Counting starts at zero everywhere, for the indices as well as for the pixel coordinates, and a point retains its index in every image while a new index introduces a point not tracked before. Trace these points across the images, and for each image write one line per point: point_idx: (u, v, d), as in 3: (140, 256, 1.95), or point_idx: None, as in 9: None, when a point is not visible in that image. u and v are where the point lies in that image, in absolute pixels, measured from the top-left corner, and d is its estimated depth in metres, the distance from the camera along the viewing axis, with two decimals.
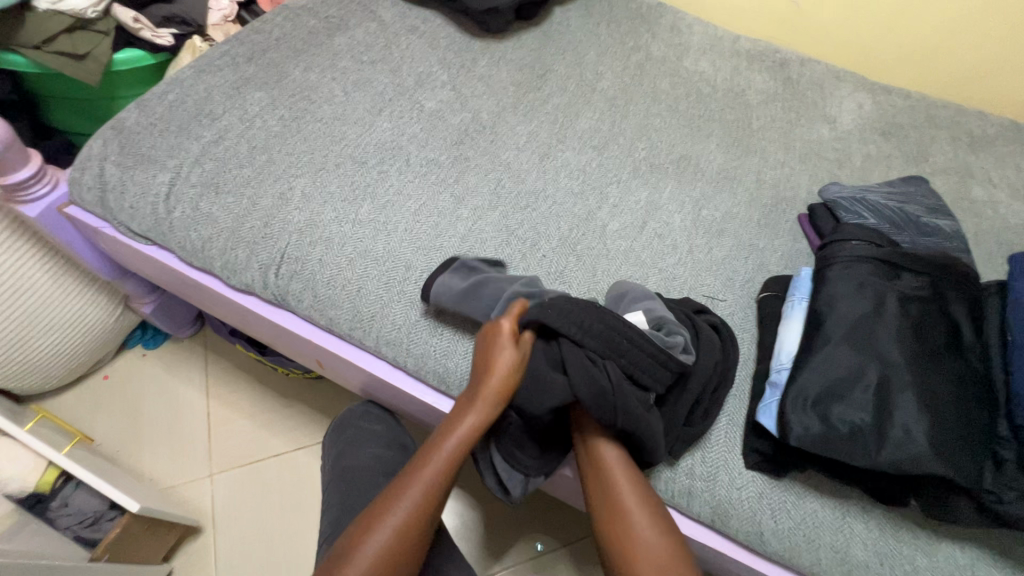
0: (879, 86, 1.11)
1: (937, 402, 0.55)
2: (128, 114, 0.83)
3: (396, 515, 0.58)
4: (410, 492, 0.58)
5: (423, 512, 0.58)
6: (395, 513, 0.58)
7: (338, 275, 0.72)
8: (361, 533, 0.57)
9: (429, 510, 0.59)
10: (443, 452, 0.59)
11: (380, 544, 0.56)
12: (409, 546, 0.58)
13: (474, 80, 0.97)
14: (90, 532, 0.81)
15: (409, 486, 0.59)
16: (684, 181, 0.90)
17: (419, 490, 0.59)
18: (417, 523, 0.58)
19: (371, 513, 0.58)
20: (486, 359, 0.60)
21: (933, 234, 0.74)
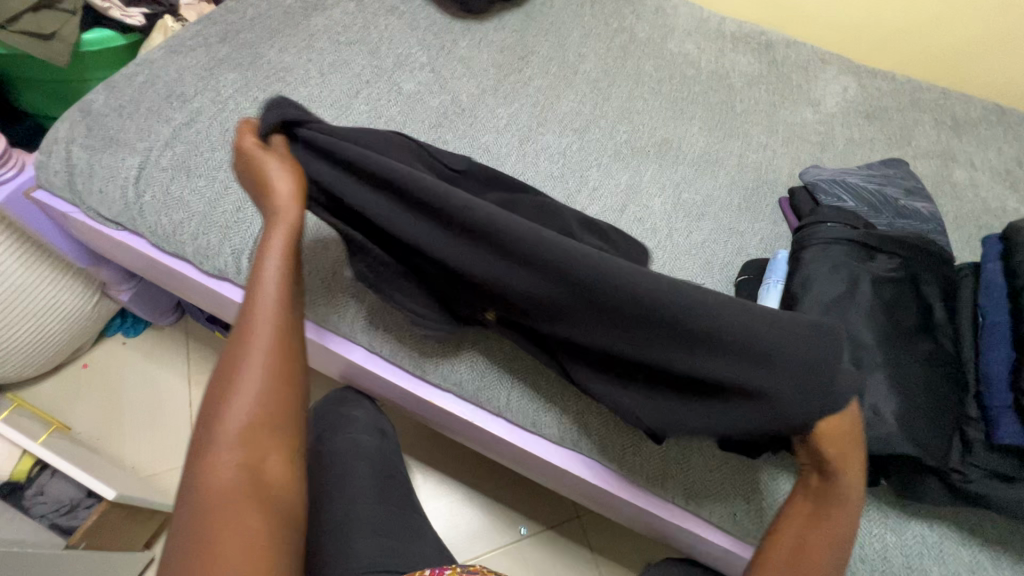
0: (864, 69, 1.10)
1: (908, 383, 0.56)
2: (97, 96, 0.81)
3: (254, 367, 0.51)
4: (258, 341, 0.52)
5: (284, 347, 0.53)
6: (252, 361, 0.51)
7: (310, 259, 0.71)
8: (214, 404, 0.50)
9: (289, 346, 0.54)
10: (269, 278, 0.53)
11: (246, 400, 0.50)
12: (277, 402, 0.52)
13: (454, 61, 0.96)
14: (66, 519, 0.80)
15: (254, 332, 0.52)
16: (665, 165, 0.89)
17: (270, 329, 0.52)
18: (280, 368, 0.53)
19: (221, 374, 0.51)
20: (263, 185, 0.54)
21: (911, 217, 0.74)
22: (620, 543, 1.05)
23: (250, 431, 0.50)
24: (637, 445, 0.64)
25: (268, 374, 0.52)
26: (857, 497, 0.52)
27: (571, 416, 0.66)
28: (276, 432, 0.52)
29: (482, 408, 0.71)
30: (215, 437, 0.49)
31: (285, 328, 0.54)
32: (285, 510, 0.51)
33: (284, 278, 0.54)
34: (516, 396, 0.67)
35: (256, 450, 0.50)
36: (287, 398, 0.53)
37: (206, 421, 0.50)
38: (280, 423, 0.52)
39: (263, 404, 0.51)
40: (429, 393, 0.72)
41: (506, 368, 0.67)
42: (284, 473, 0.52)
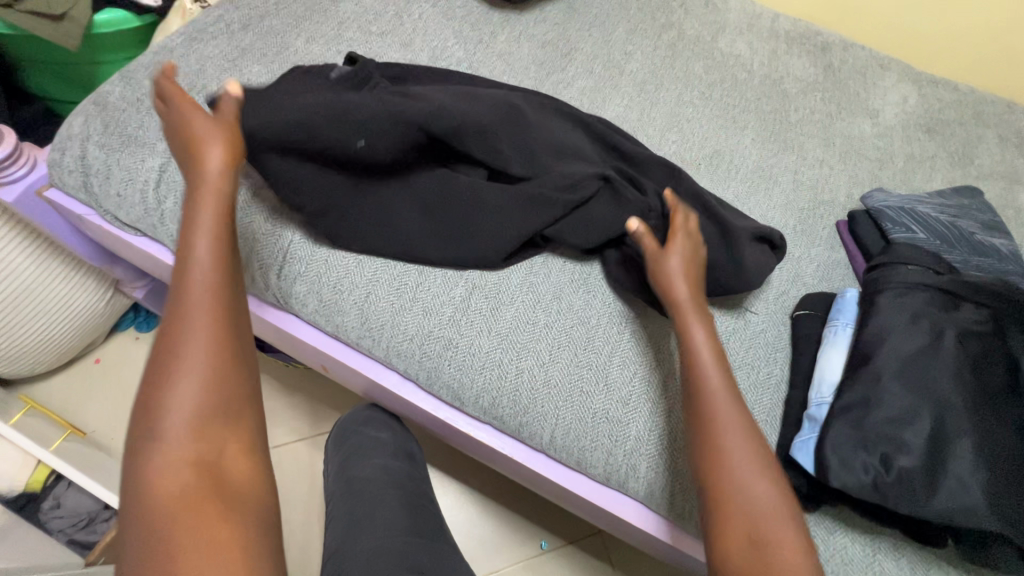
0: (925, 77, 1.03)
1: (997, 451, 0.51)
2: (112, 88, 0.75)
3: (192, 373, 0.43)
4: (186, 339, 0.44)
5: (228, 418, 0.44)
6: (181, 388, 0.42)
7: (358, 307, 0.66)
8: (145, 427, 0.41)
9: (227, 355, 0.45)
10: (198, 271, 0.47)
11: (178, 441, 0.41)
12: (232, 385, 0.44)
13: (492, 57, 0.89)
14: (84, 535, 0.77)
15: (178, 329, 0.44)
16: (716, 180, 0.84)
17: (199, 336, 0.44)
18: (224, 379, 0.44)
19: (142, 417, 0.42)
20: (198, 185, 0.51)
21: (988, 253, 0.69)
22: (640, 562, 1.03)
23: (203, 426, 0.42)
24: (686, 490, 0.61)
25: (201, 409, 0.42)
26: (700, 330, 0.57)
27: (618, 456, 0.62)
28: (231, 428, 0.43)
29: (523, 442, 0.67)
30: (162, 447, 0.41)
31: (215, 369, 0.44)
32: (269, 524, 0.42)
33: (208, 269, 0.47)
34: (561, 432, 0.63)
35: (184, 515, 0.38)
36: (233, 426, 0.43)
37: (139, 452, 0.41)
38: (230, 466, 0.42)
39: (203, 431, 0.42)
40: (467, 425, 0.68)
41: (548, 402, 0.63)
42: (268, 518, 0.42)
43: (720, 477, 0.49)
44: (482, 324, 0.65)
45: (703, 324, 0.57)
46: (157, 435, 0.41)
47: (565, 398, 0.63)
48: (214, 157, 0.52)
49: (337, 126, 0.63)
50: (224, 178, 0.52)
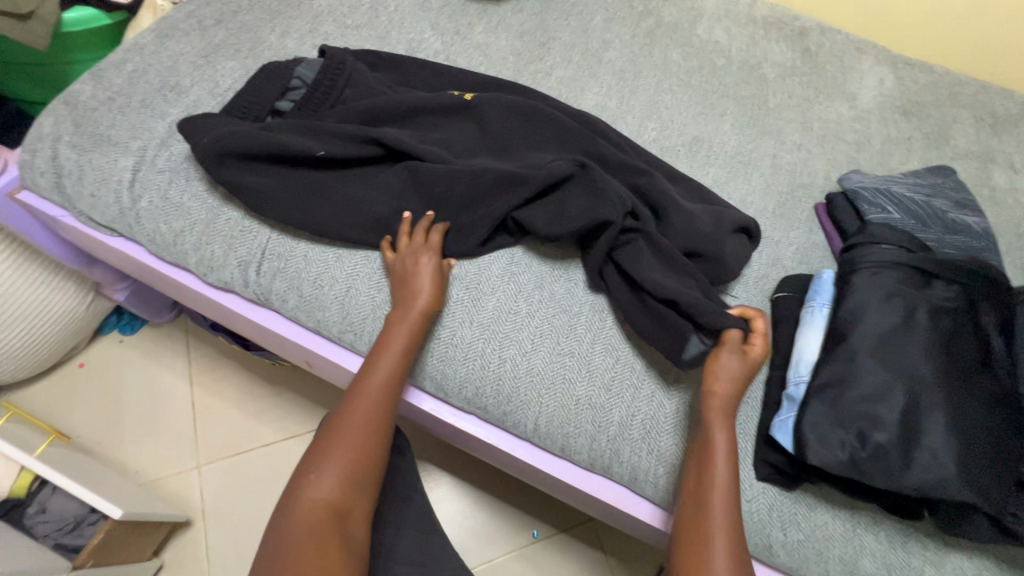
0: (901, 60, 1.04)
1: (969, 424, 0.52)
2: (83, 87, 0.74)
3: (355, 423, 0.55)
4: (362, 405, 0.56)
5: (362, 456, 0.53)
6: (342, 441, 0.53)
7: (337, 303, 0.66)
8: (318, 453, 0.53)
9: (374, 446, 0.54)
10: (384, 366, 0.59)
11: (336, 469, 0.51)
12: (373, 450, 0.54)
13: (470, 48, 0.89)
14: (71, 538, 0.76)
15: (359, 400, 0.57)
16: (696, 167, 0.84)
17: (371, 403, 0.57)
18: (367, 453, 0.54)
19: (316, 446, 0.54)
20: (409, 285, 0.62)
21: (961, 232, 0.70)
22: (632, 547, 1.04)
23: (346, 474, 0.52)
24: (670, 472, 0.62)
25: (351, 457, 0.53)
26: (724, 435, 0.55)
27: (602, 442, 0.63)
28: (361, 473, 0.53)
29: (508, 432, 0.67)
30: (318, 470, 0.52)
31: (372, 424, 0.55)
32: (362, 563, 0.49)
33: (385, 381, 0.58)
34: (545, 420, 0.63)
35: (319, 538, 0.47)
36: (365, 481, 0.53)
37: (298, 480, 0.52)
38: (354, 508, 0.51)
39: (347, 476, 0.52)
40: (451, 416, 0.68)
41: (531, 391, 0.63)
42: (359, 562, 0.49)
43: (703, 513, 0.52)
44: (464, 315, 0.66)
45: (726, 428, 0.55)
46: (320, 467, 0.52)
47: (549, 385, 0.64)
48: (427, 276, 0.62)
49: (298, 138, 0.68)
50: (438, 276, 0.63)
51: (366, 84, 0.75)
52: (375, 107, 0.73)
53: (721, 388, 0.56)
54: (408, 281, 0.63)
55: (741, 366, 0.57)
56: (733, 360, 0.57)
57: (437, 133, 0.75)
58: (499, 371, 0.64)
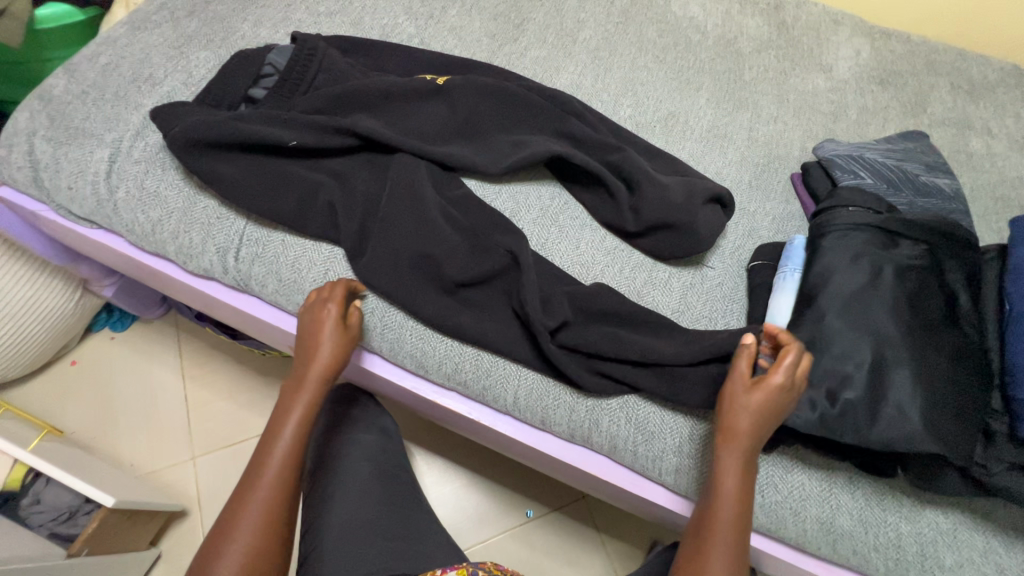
0: (878, 30, 1.04)
1: (935, 379, 0.53)
2: (56, 81, 0.74)
3: (257, 501, 0.56)
4: (266, 479, 0.57)
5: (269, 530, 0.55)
6: (244, 524, 0.55)
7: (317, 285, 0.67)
8: (224, 524, 0.55)
9: (274, 522, 0.56)
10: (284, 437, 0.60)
11: (240, 544, 0.54)
12: (277, 521, 0.56)
13: (444, 31, 0.89)
14: (66, 527, 0.77)
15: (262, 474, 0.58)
16: (672, 142, 0.85)
17: (272, 477, 0.57)
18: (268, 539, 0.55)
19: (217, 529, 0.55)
20: (311, 346, 0.61)
21: (933, 195, 0.70)
22: (624, 522, 1.05)
23: (251, 548, 0.54)
24: (648, 440, 0.63)
25: (254, 537, 0.54)
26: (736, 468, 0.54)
27: (581, 413, 0.64)
28: (269, 546, 0.55)
29: (489, 406, 0.68)
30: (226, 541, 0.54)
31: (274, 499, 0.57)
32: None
33: (286, 461, 0.58)
34: (525, 393, 0.64)
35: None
36: (268, 560, 0.55)
37: (207, 554, 0.54)
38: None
39: (251, 554, 0.54)
40: (434, 392, 0.69)
41: (510, 363, 0.64)
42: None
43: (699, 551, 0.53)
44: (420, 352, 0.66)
45: (734, 474, 0.54)
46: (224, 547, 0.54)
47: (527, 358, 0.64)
48: (328, 343, 0.61)
49: (272, 125, 0.69)
50: (342, 343, 0.61)
51: (339, 72, 0.76)
52: (348, 94, 0.73)
53: (734, 426, 0.54)
54: (313, 342, 0.62)
55: (758, 403, 0.53)
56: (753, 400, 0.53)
57: (410, 118, 0.75)
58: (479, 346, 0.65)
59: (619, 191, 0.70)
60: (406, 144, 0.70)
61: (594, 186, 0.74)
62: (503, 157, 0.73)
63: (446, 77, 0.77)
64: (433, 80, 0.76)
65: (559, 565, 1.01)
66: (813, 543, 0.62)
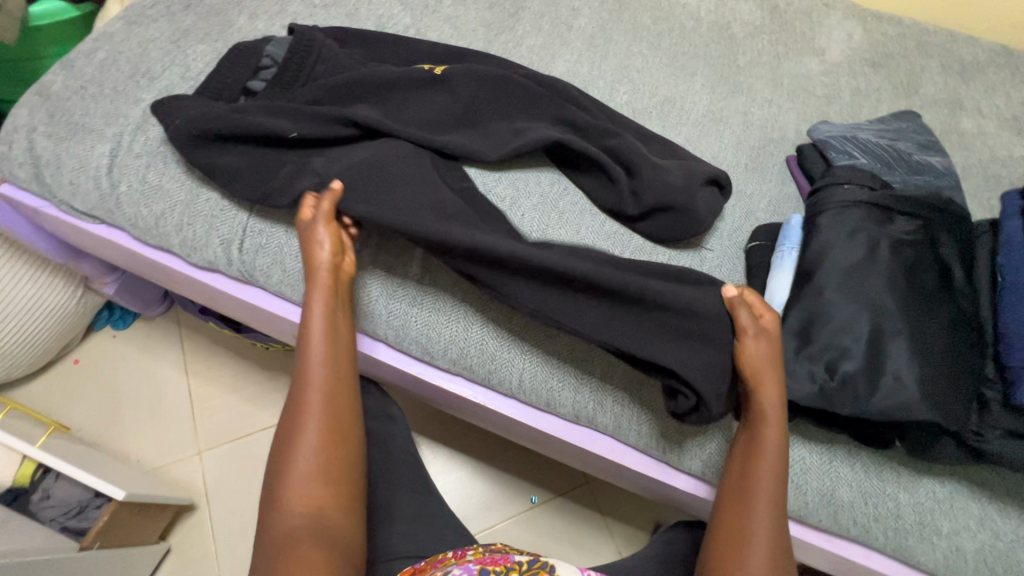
0: (869, 13, 1.05)
1: (931, 350, 0.55)
2: (54, 77, 0.74)
3: (309, 427, 0.53)
4: (311, 401, 0.54)
5: (329, 449, 0.53)
6: (302, 439, 0.53)
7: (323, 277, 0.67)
8: (281, 461, 0.52)
9: (337, 428, 0.54)
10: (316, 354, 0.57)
11: (303, 473, 0.51)
12: (337, 436, 0.54)
13: (440, 21, 0.89)
14: (77, 521, 0.78)
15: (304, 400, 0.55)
16: (668, 127, 0.86)
17: (318, 395, 0.55)
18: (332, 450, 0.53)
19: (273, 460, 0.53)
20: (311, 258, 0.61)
21: (926, 172, 0.72)
22: (628, 505, 1.07)
23: (317, 473, 0.51)
24: (652, 419, 0.64)
25: (317, 444, 0.52)
26: (773, 424, 0.54)
27: (586, 394, 0.65)
28: (336, 468, 0.53)
29: (494, 391, 0.69)
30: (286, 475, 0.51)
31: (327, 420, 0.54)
32: (345, 550, 0.50)
33: (328, 372, 0.57)
34: (529, 376, 0.65)
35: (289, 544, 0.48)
36: (340, 467, 0.53)
37: (273, 483, 0.52)
38: (331, 498, 0.51)
39: (316, 476, 0.51)
40: (439, 378, 0.70)
41: (516, 347, 0.65)
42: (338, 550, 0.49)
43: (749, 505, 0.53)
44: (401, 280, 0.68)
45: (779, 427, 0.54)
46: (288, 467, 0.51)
47: (531, 341, 0.66)
48: (328, 248, 0.61)
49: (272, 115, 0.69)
50: (337, 239, 0.62)
51: (337, 64, 0.76)
52: (346, 85, 0.73)
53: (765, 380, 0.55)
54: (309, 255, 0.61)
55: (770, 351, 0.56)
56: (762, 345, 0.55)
57: (409, 107, 0.75)
58: (483, 330, 0.66)
59: (619, 174, 0.71)
60: (405, 133, 0.70)
61: (592, 171, 0.74)
62: (502, 145, 0.73)
63: (444, 67, 0.77)
64: (432, 69, 0.76)
65: (566, 549, 1.03)
66: (815, 515, 0.63)
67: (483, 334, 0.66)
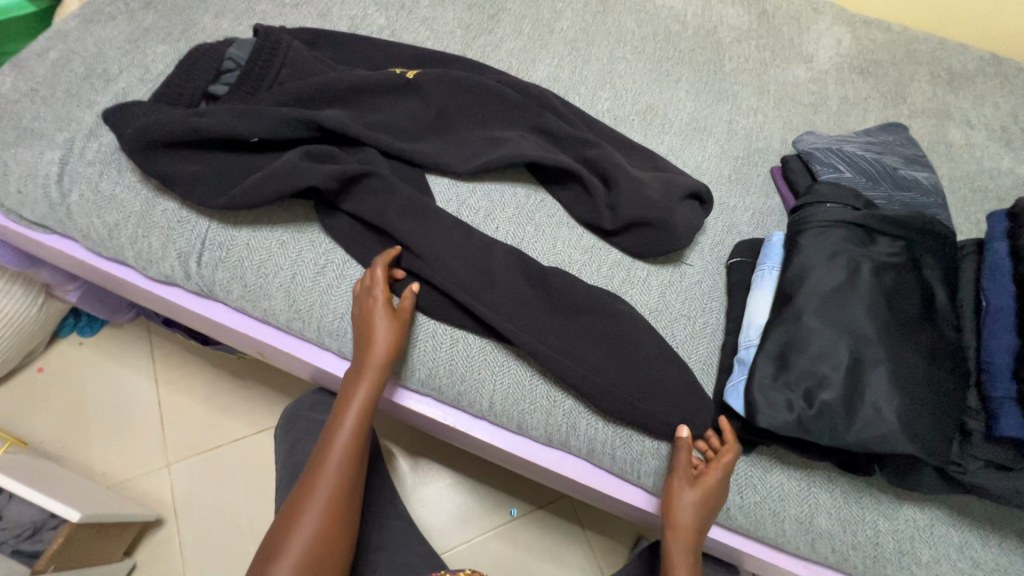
0: (858, 19, 1.02)
1: (913, 379, 0.53)
2: (4, 78, 0.70)
3: (315, 512, 0.54)
4: (324, 485, 0.55)
5: (327, 538, 0.53)
6: (306, 521, 0.53)
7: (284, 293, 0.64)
8: (282, 533, 0.53)
9: (342, 515, 0.55)
10: (344, 435, 0.58)
11: (296, 556, 0.51)
12: (340, 526, 0.55)
13: (416, 23, 0.86)
14: (29, 544, 0.75)
15: (320, 481, 0.55)
16: (650, 135, 0.83)
17: (333, 480, 0.56)
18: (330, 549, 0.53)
19: (273, 537, 0.53)
20: (365, 333, 0.59)
21: (911, 188, 0.70)
22: (609, 518, 1.05)
23: (309, 560, 0.52)
24: (625, 443, 0.62)
25: (319, 531, 0.53)
26: (680, 537, 0.58)
27: (558, 416, 0.62)
28: (328, 554, 0.53)
29: (465, 411, 0.67)
30: (280, 553, 0.52)
31: (333, 507, 0.54)
32: None
33: (349, 458, 0.57)
34: (500, 398, 0.63)
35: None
36: (331, 551, 0.53)
37: (268, 552, 0.52)
38: None
39: (306, 568, 0.51)
40: (408, 398, 0.67)
41: (486, 367, 0.63)
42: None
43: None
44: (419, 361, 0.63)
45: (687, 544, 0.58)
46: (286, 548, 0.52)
47: (502, 361, 0.63)
48: (385, 331, 0.59)
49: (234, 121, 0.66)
50: (397, 328, 0.60)
51: (305, 66, 0.72)
52: (313, 88, 0.70)
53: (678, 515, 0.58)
54: (366, 335, 0.59)
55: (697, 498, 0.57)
56: (692, 496, 0.57)
57: (379, 112, 0.72)
58: (451, 349, 0.63)
59: (595, 187, 0.69)
60: (374, 140, 0.68)
61: (568, 183, 0.72)
62: (476, 155, 0.71)
63: (417, 71, 0.74)
64: (403, 73, 0.74)
65: (543, 563, 1.01)
66: (793, 543, 0.61)
67: (452, 353, 0.63)
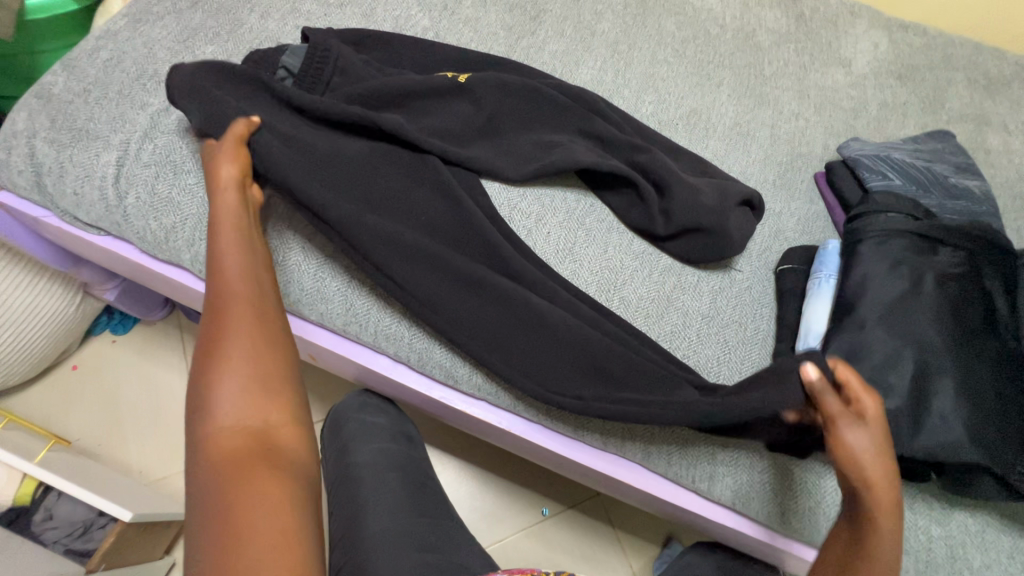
0: (895, 23, 1.02)
1: (977, 389, 0.53)
2: (55, 78, 0.70)
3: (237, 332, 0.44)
4: (235, 308, 0.46)
5: (265, 352, 0.44)
6: (228, 345, 0.43)
7: (343, 300, 0.65)
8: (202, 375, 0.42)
9: (273, 331, 0.46)
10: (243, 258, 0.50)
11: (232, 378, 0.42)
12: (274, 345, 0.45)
13: (460, 24, 0.86)
14: (82, 542, 0.76)
15: (225, 308, 0.46)
16: (694, 140, 0.84)
17: (247, 302, 0.47)
18: (267, 351, 0.44)
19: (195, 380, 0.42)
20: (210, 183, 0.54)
21: (963, 197, 0.70)
22: (639, 518, 1.06)
23: (252, 381, 0.42)
24: (681, 447, 0.63)
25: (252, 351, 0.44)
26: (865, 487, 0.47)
27: (615, 421, 0.63)
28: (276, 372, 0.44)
29: (519, 415, 0.67)
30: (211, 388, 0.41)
31: (260, 325, 0.46)
32: (304, 459, 0.41)
33: (254, 282, 0.49)
34: (558, 403, 0.63)
35: (239, 470, 0.38)
36: (277, 367, 0.44)
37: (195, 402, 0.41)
38: (281, 411, 0.42)
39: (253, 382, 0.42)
40: (463, 402, 0.67)
41: (543, 372, 0.63)
42: (309, 479, 0.41)
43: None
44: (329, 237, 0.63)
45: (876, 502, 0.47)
46: (209, 377, 0.42)
47: (559, 367, 0.63)
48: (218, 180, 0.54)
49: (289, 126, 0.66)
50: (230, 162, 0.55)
51: (356, 69, 0.72)
52: (367, 91, 0.69)
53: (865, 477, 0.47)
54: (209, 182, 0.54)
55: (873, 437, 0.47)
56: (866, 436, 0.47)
57: (431, 117, 0.72)
58: None
59: (649, 193, 0.69)
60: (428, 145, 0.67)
61: (621, 188, 0.72)
62: (527, 160, 0.71)
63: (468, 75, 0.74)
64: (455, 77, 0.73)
65: (576, 562, 1.02)
66: None
67: (510, 358, 0.64)
